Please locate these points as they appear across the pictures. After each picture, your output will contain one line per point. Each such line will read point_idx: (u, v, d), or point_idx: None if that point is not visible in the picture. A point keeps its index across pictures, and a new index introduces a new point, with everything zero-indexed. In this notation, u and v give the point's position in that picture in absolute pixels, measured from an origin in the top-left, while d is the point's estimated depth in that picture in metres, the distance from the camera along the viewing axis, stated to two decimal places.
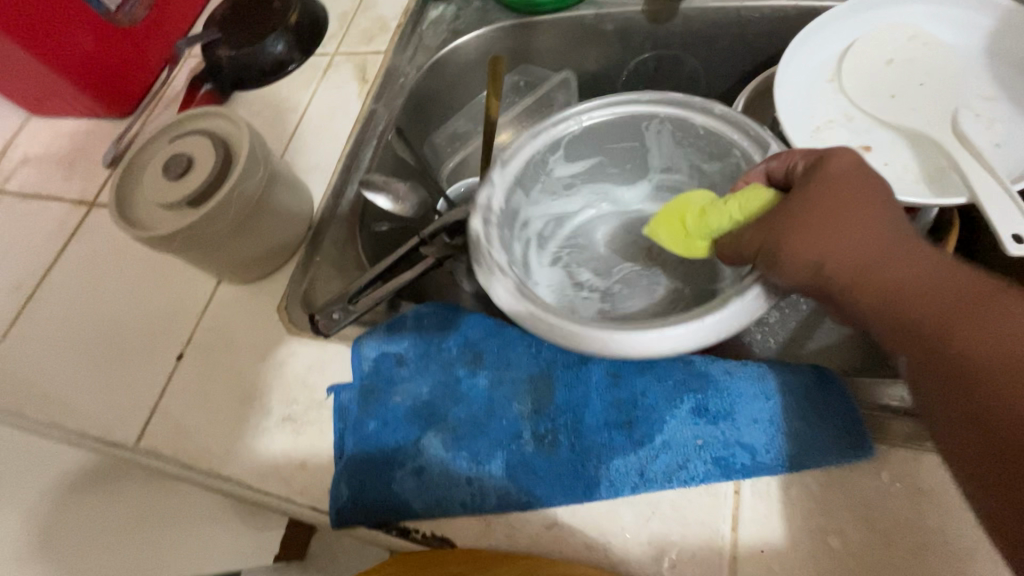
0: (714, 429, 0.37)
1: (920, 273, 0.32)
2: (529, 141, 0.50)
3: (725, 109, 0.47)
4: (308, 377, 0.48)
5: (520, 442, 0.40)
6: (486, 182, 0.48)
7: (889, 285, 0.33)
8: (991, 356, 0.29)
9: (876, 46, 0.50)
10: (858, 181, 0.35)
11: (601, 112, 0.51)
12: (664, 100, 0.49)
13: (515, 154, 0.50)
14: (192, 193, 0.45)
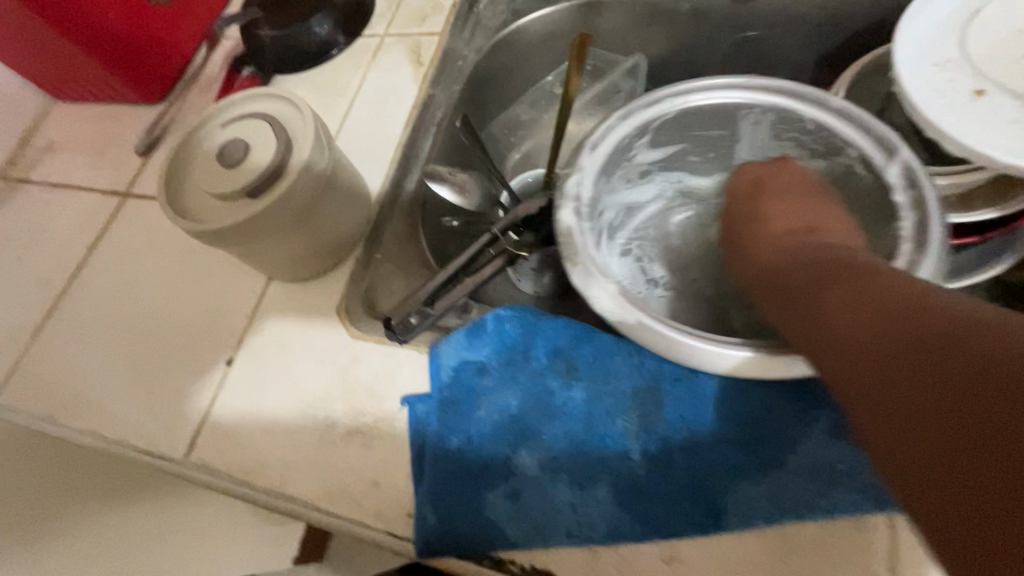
0: (858, 454, 0.33)
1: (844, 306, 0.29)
2: (620, 123, 0.45)
3: (843, 103, 0.43)
4: (376, 386, 0.44)
5: (629, 464, 0.36)
6: (575, 170, 0.44)
7: (825, 323, 0.30)
8: (912, 368, 0.24)
9: (1009, 12, 0.44)
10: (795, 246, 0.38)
11: (701, 95, 0.46)
12: (770, 86, 0.45)
13: (604, 137, 0.45)
14: (254, 182, 0.41)
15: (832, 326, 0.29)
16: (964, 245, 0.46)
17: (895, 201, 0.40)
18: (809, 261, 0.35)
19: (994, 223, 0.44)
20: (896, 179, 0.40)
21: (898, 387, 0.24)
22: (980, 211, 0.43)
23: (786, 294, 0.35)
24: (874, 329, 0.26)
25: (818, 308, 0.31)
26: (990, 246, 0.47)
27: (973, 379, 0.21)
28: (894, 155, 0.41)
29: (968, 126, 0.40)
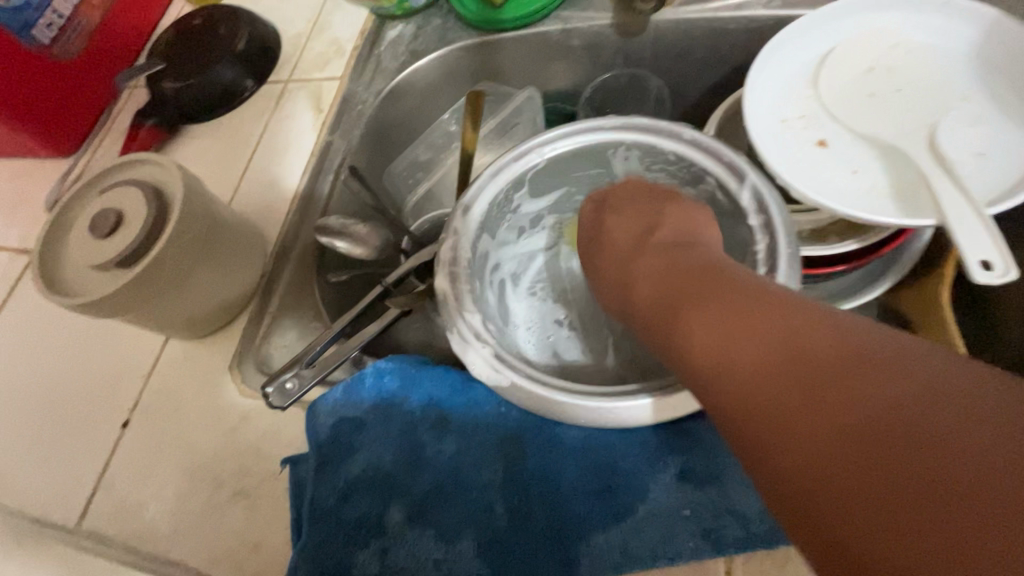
0: (702, 497, 0.34)
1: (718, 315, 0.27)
2: (490, 180, 0.45)
3: (694, 133, 0.43)
4: (263, 447, 0.44)
5: (491, 516, 0.37)
6: (450, 231, 0.43)
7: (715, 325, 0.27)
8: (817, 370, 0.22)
9: (857, 53, 0.46)
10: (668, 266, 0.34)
11: (566, 142, 0.46)
12: (630, 125, 0.45)
13: (476, 198, 0.45)
14: (123, 252, 0.41)
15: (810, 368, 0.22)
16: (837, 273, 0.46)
17: (751, 225, 0.40)
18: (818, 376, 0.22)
19: (860, 253, 0.45)
20: (749, 204, 0.40)
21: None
22: (841, 243, 0.45)
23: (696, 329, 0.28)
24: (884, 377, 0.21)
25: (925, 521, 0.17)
26: (866, 271, 0.47)
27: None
28: (745, 182, 0.41)
29: (822, 183, 0.43)
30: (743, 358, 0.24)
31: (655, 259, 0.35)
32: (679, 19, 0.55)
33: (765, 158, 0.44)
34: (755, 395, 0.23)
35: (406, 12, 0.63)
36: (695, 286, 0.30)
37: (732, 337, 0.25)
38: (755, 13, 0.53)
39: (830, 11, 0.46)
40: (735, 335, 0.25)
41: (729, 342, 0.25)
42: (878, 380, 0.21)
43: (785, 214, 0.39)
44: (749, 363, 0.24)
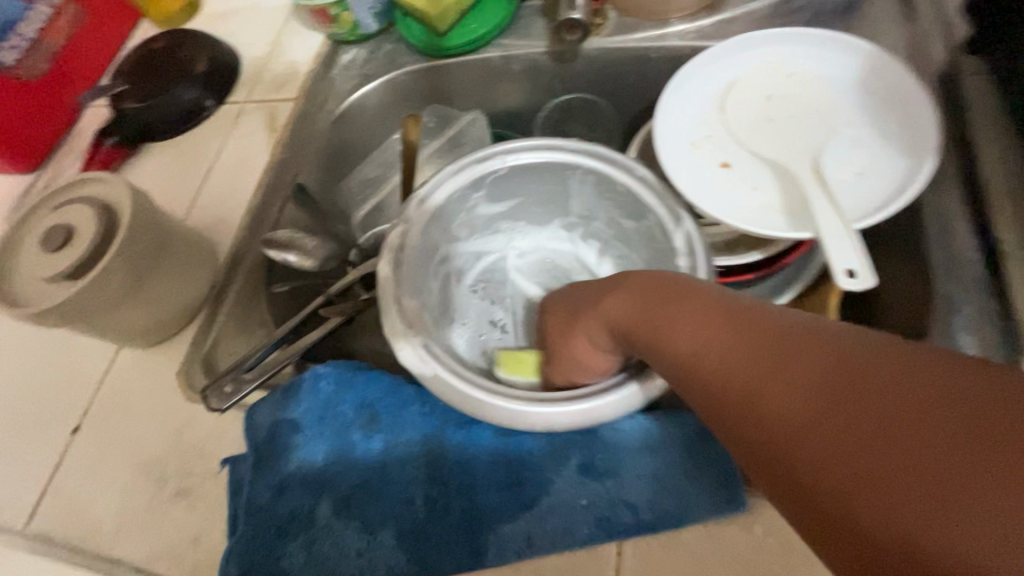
0: (600, 488, 0.38)
1: (706, 339, 0.27)
2: (450, 178, 0.48)
3: (647, 174, 0.47)
4: (205, 447, 0.47)
5: (412, 508, 0.39)
6: (401, 220, 0.46)
7: (707, 349, 0.27)
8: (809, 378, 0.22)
9: (758, 82, 0.50)
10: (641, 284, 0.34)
11: (530, 154, 0.49)
12: (589, 152, 0.49)
13: (436, 190, 0.48)
14: (72, 264, 0.44)
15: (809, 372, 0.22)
16: (748, 281, 0.50)
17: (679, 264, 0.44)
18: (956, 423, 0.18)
19: (765, 262, 0.49)
20: (680, 245, 0.44)
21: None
22: (744, 254, 0.49)
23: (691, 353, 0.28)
24: (874, 372, 0.21)
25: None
26: (778, 280, 0.51)
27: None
28: (680, 225, 0.45)
29: (723, 199, 0.47)
30: (851, 409, 0.21)
31: (664, 285, 0.32)
32: (606, 48, 0.59)
33: (672, 179, 0.49)
34: (876, 451, 0.19)
35: (359, 38, 0.67)
36: (743, 320, 0.27)
37: (830, 383, 0.22)
38: (674, 43, 0.57)
39: (735, 43, 0.51)
40: (819, 380, 0.22)
41: (828, 391, 0.21)
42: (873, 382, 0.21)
43: (709, 259, 0.43)
44: (853, 418, 0.20)
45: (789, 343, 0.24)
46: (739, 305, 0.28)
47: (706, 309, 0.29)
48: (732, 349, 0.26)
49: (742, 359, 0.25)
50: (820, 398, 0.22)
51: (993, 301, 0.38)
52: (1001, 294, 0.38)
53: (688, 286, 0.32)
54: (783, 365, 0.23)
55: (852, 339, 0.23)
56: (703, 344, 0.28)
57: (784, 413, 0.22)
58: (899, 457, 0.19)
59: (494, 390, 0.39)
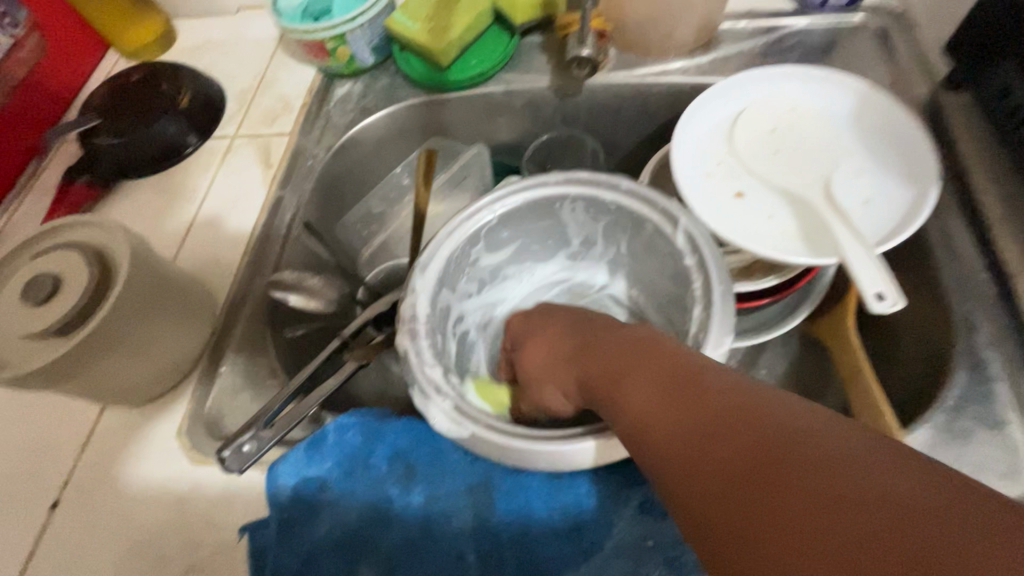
0: (661, 526, 0.37)
1: (666, 411, 0.28)
2: (445, 237, 0.48)
3: (632, 185, 0.47)
4: (214, 516, 0.42)
5: (463, 566, 0.37)
6: (408, 291, 0.45)
7: (675, 418, 0.27)
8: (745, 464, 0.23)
9: (760, 116, 0.53)
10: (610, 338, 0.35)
11: (514, 199, 0.49)
12: (573, 180, 0.49)
13: (432, 255, 0.47)
14: (61, 321, 0.40)
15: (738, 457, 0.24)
16: (760, 305, 0.52)
17: (689, 265, 0.44)
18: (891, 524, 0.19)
19: (779, 287, 0.50)
20: (684, 246, 0.44)
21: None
22: (761, 279, 0.50)
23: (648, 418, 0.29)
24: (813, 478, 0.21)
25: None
26: (787, 304, 0.53)
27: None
28: (678, 225, 0.45)
29: (745, 228, 0.49)
30: (756, 493, 0.22)
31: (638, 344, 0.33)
32: (609, 82, 0.61)
33: (693, 210, 0.50)
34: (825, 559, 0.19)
35: (354, 72, 0.66)
36: (691, 396, 0.27)
37: (743, 462, 0.23)
38: (674, 79, 0.59)
39: (735, 80, 0.54)
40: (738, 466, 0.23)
41: (739, 471, 0.23)
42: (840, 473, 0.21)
43: (716, 254, 0.43)
44: (799, 514, 0.21)
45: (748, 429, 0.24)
46: (705, 373, 0.28)
47: (663, 368, 0.30)
48: (676, 418, 0.27)
49: (682, 426, 0.27)
50: (734, 471, 0.23)
51: (1006, 315, 0.40)
52: (1015, 311, 0.40)
53: (651, 346, 0.32)
54: (716, 442, 0.25)
55: (806, 420, 0.24)
56: (651, 412, 0.29)
57: (707, 482, 0.24)
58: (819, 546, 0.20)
59: (527, 432, 0.36)
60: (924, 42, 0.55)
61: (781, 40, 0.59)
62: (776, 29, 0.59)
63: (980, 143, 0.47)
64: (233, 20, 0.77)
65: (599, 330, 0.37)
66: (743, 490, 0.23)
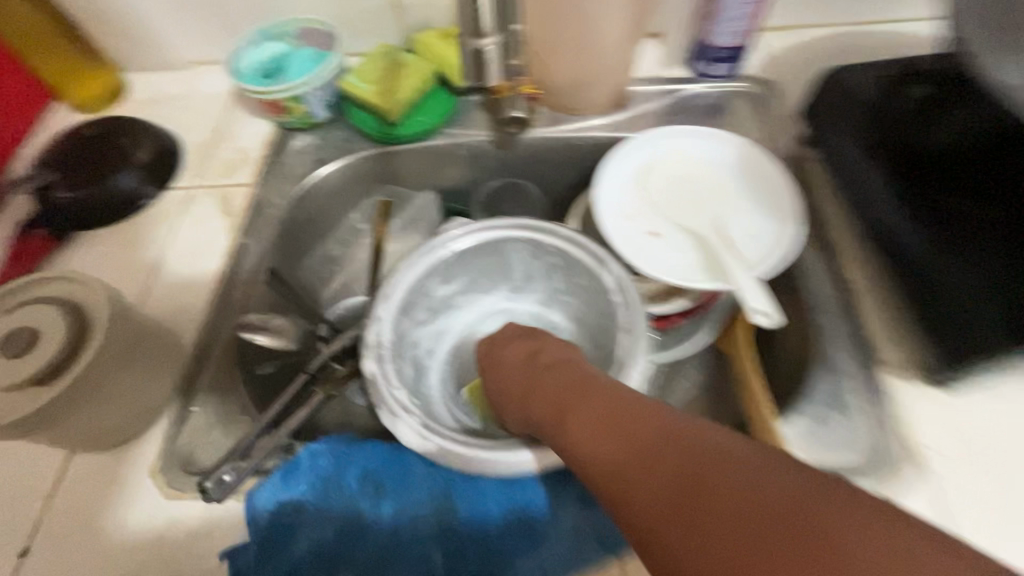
0: (597, 514, 0.44)
1: (611, 438, 0.35)
2: (407, 271, 0.54)
3: (570, 233, 0.56)
4: (194, 545, 0.45)
5: (431, 565, 0.43)
6: (373, 320, 0.51)
7: (621, 438, 0.34)
8: (673, 478, 0.30)
9: (666, 168, 0.64)
10: (559, 376, 0.43)
11: (466, 240, 0.57)
12: (518, 225, 0.57)
13: (395, 286, 0.54)
14: (38, 371, 0.43)
15: (668, 474, 0.31)
16: (675, 323, 0.61)
17: (616, 301, 0.52)
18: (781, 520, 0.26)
19: (688, 308, 0.60)
20: (612, 285, 0.53)
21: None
22: (673, 303, 0.59)
23: (598, 446, 0.35)
24: (729, 479, 0.29)
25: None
26: (698, 321, 0.63)
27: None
28: (607, 268, 0.53)
29: (658, 259, 0.58)
30: (694, 508, 0.29)
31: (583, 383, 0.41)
32: (541, 137, 0.70)
33: (616, 246, 0.59)
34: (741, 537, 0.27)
35: (309, 126, 0.72)
36: (631, 422, 0.35)
37: (680, 484, 0.30)
38: (595, 134, 0.70)
39: (644, 139, 0.64)
40: (672, 477, 0.30)
41: (680, 491, 0.30)
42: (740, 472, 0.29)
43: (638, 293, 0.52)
44: (714, 508, 0.28)
45: (675, 446, 0.32)
46: (645, 412, 0.35)
47: (609, 410, 0.37)
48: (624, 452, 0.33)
49: (625, 445, 0.34)
50: (670, 477, 0.30)
51: (852, 324, 0.51)
52: (855, 324, 0.52)
53: (598, 389, 0.39)
54: (657, 468, 0.31)
55: (712, 442, 0.31)
56: (603, 448, 0.35)
57: (655, 501, 0.30)
58: (740, 542, 0.26)
59: (487, 445, 0.43)
60: (788, 107, 0.68)
61: (679, 102, 0.71)
62: (675, 93, 0.71)
63: (830, 189, 0.60)
64: (186, 73, 0.82)
65: (546, 374, 0.44)
66: (674, 504, 0.29)
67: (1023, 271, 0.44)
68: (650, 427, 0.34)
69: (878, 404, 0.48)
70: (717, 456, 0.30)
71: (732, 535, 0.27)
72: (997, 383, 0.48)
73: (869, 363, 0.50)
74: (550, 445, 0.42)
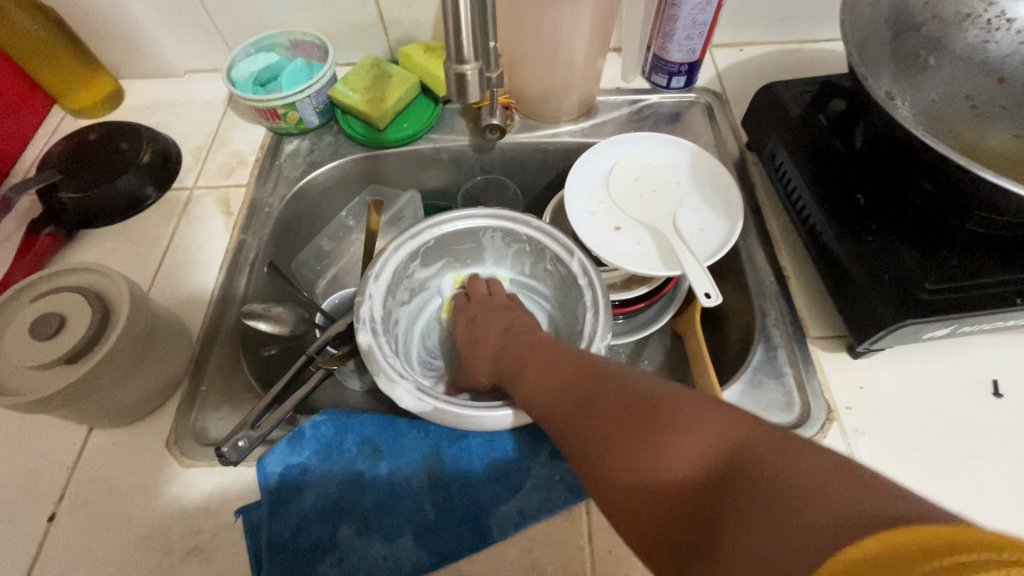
0: (566, 466, 0.51)
1: (554, 384, 0.44)
2: (393, 253, 0.60)
3: (538, 223, 0.62)
4: (210, 505, 0.50)
5: (423, 513, 0.49)
6: (365, 298, 0.57)
7: (563, 383, 0.43)
8: (598, 405, 0.38)
9: (628, 169, 0.71)
10: (524, 344, 0.52)
11: (447, 226, 0.63)
12: (490, 214, 0.63)
13: (384, 268, 0.59)
14: (70, 351, 0.47)
15: (596, 403, 0.39)
16: (639, 308, 0.68)
17: (580, 282, 0.59)
18: (632, 405, 0.36)
19: (650, 293, 0.67)
20: (576, 270, 0.60)
21: (795, 511, 0.25)
22: (636, 289, 0.67)
23: (545, 390, 0.44)
24: (638, 401, 0.36)
25: (679, 458, 0.31)
26: (660, 306, 0.70)
27: (837, 470, 0.26)
28: (573, 254, 0.60)
29: (620, 252, 0.66)
30: (611, 423, 0.36)
31: (542, 345, 0.50)
32: (516, 141, 0.77)
33: (583, 235, 0.67)
34: (642, 439, 0.34)
35: (301, 131, 0.77)
36: (573, 372, 0.43)
37: (602, 406, 0.38)
38: (565, 139, 0.77)
39: (607, 144, 0.72)
40: (598, 404, 0.38)
41: (601, 411, 0.38)
42: (646, 397, 0.36)
43: (601, 277, 0.59)
44: (625, 419, 0.36)
45: (602, 385, 0.40)
46: (570, 356, 0.46)
47: (555, 364, 0.46)
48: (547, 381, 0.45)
49: (564, 387, 0.43)
50: (594, 406, 0.39)
51: (785, 305, 0.60)
52: (789, 302, 0.60)
53: (546, 344, 0.50)
54: (585, 401, 0.40)
55: (631, 381, 0.39)
56: (537, 381, 0.46)
57: (559, 408, 0.41)
58: (601, 422, 0.37)
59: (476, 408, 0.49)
60: (734, 114, 0.77)
61: (640, 111, 0.79)
62: (636, 102, 0.79)
63: (768, 189, 0.68)
64: (182, 82, 0.86)
65: (513, 342, 0.53)
66: (597, 421, 0.37)
67: (934, 253, 0.49)
68: (586, 376, 0.42)
69: (807, 367, 0.56)
70: (633, 389, 0.38)
71: (596, 418, 0.38)
72: (907, 350, 0.56)
73: (800, 334, 0.58)
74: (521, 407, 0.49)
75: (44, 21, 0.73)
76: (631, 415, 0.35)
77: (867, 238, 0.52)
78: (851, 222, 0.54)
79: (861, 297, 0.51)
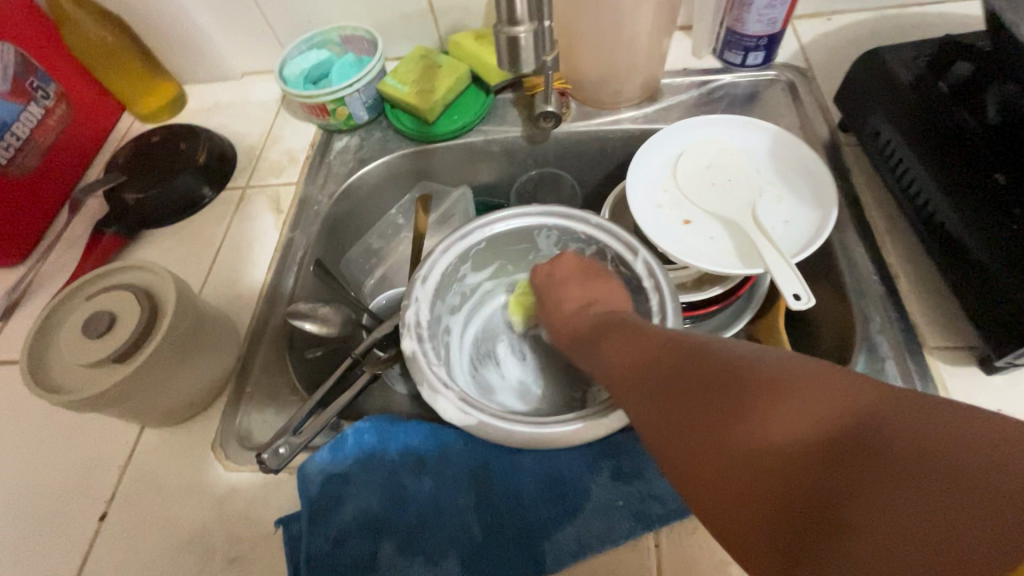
0: (630, 489, 0.45)
1: (671, 381, 0.34)
2: (442, 257, 0.56)
3: (599, 220, 0.56)
4: (252, 513, 0.48)
5: (470, 534, 0.45)
6: (411, 302, 0.53)
7: (688, 380, 0.33)
8: (768, 421, 0.28)
9: (698, 153, 0.64)
10: (607, 327, 0.44)
11: (500, 226, 0.58)
12: (545, 209, 0.58)
13: (431, 270, 0.55)
14: (118, 348, 0.46)
15: (763, 416, 0.28)
16: (711, 312, 0.60)
17: (646, 285, 0.53)
18: (881, 447, 0.24)
19: (724, 294, 0.60)
20: (641, 270, 0.53)
21: None
22: (708, 290, 0.59)
23: (656, 391, 0.34)
24: (850, 418, 0.26)
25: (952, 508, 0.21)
26: (736, 308, 0.61)
27: None
28: (637, 253, 0.54)
29: (691, 247, 0.58)
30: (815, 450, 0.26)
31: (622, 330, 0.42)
32: (572, 131, 0.72)
33: (644, 225, 0.60)
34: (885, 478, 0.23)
35: (351, 127, 0.75)
36: (694, 368, 0.33)
37: (784, 420, 0.27)
38: (626, 127, 0.71)
39: (675, 128, 0.65)
40: (766, 413, 0.28)
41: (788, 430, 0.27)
42: (854, 410, 0.26)
43: (668, 276, 0.52)
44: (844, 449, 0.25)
45: (754, 382, 0.29)
46: (677, 345, 0.37)
47: (666, 359, 0.36)
48: (684, 408, 0.32)
49: (686, 389, 0.32)
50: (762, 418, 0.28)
51: (893, 309, 0.51)
52: (898, 305, 0.51)
53: (642, 345, 0.39)
54: (741, 409, 0.29)
55: (798, 378, 0.29)
56: (642, 380, 0.36)
57: (741, 464, 0.27)
58: (806, 455, 0.26)
59: (529, 424, 0.45)
60: (823, 92, 0.67)
61: (711, 92, 0.71)
62: (706, 84, 0.71)
63: (866, 176, 0.59)
64: (239, 84, 0.87)
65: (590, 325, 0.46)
66: (783, 447, 0.27)
67: None
68: (717, 370, 0.32)
69: (924, 382, 0.46)
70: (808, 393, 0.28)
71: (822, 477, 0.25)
72: None
73: (913, 342, 0.48)
74: (578, 421, 0.44)
75: (110, 28, 0.75)
76: (851, 441, 0.25)
77: (1012, 226, 0.42)
78: (987, 210, 0.44)
79: (1011, 297, 0.41)
